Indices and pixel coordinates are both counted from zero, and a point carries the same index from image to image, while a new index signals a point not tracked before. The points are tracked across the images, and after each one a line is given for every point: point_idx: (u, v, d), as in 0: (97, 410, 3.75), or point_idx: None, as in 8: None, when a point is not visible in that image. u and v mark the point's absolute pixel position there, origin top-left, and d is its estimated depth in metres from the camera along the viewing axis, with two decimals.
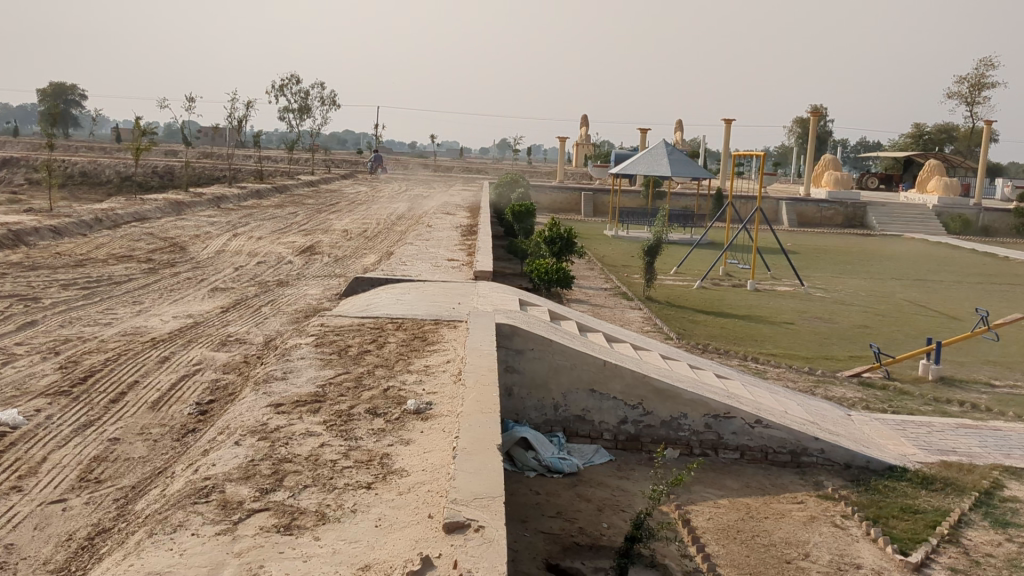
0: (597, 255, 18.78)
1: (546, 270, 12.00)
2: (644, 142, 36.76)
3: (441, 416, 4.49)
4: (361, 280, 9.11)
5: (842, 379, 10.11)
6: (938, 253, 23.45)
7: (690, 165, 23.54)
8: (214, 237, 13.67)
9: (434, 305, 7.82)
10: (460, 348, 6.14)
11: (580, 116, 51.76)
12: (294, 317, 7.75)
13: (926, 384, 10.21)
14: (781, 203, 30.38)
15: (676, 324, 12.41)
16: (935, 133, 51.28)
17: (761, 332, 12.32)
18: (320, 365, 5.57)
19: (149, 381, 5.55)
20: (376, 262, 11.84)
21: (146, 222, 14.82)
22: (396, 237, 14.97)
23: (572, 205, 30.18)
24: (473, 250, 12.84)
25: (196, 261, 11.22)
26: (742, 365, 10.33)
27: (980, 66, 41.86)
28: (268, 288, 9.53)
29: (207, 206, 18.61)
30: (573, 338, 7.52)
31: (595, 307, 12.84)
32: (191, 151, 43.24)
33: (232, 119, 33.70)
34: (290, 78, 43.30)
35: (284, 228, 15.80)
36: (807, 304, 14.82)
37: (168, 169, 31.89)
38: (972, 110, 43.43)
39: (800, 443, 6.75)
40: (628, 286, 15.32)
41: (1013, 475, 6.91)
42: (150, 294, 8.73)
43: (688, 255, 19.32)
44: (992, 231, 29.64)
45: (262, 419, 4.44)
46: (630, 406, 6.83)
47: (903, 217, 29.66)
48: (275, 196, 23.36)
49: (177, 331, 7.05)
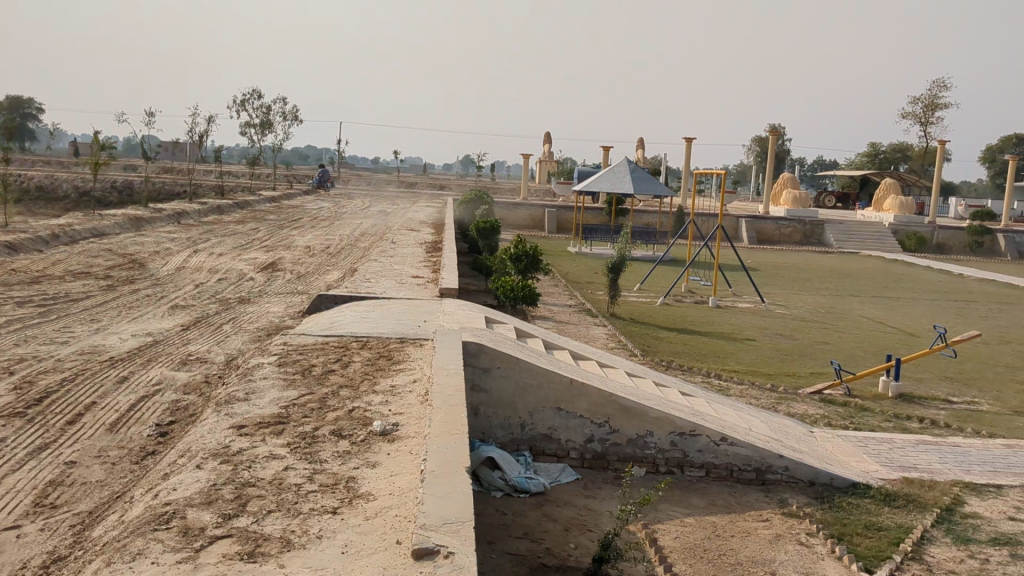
0: (561, 272, 18.81)
1: (511, 287, 11.96)
2: (607, 159, 36.97)
3: (408, 438, 4.43)
4: (324, 297, 9.02)
5: (804, 396, 10.16)
6: (895, 270, 23.79)
7: (652, 182, 23.69)
8: (173, 254, 13.48)
9: (399, 323, 7.75)
10: (426, 367, 6.08)
11: (543, 133, 52.01)
12: (256, 336, 7.64)
13: (886, 401, 10.31)
14: (741, 220, 30.66)
15: (640, 340, 12.44)
16: (890, 152, 52.17)
17: (723, 349, 12.39)
18: (284, 385, 5.48)
19: (107, 402, 5.43)
20: (339, 279, 11.74)
21: (104, 238, 14.58)
22: (359, 254, 14.86)
23: (535, 221, 30.23)
24: (437, 267, 12.78)
25: (155, 278, 11.04)
26: (705, 381, 10.36)
27: (934, 87, 42.70)
28: (230, 305, 9.39)
29: (167, 222, 18.37)
30: (540, 356, 7.49)
31: (559, 323, 12.83)
32: (150, 166, 42.73)
33: (192, 134, 33.38)
34: (252, 93, 43.03)
35: (245, 244, 15.63)
36: (768, 321, 14.93)
37: (126, 184, 31.48)
38: (926, 130, 44.28)
39: (765, 461, 6.77)
40: (592, 303, 15.34)
41: (973, 491, 6.98)
42: (108, 312, 8.57)
43: (650, 271, 19.41)
44: (947, 249, 30.15)
45: (224, 441, 4.35)
46: (597, 425, 6.81)
47: (860, 234, 30.08)
48: (236, 212, 23.10)
49: (136, 350, 6.91)
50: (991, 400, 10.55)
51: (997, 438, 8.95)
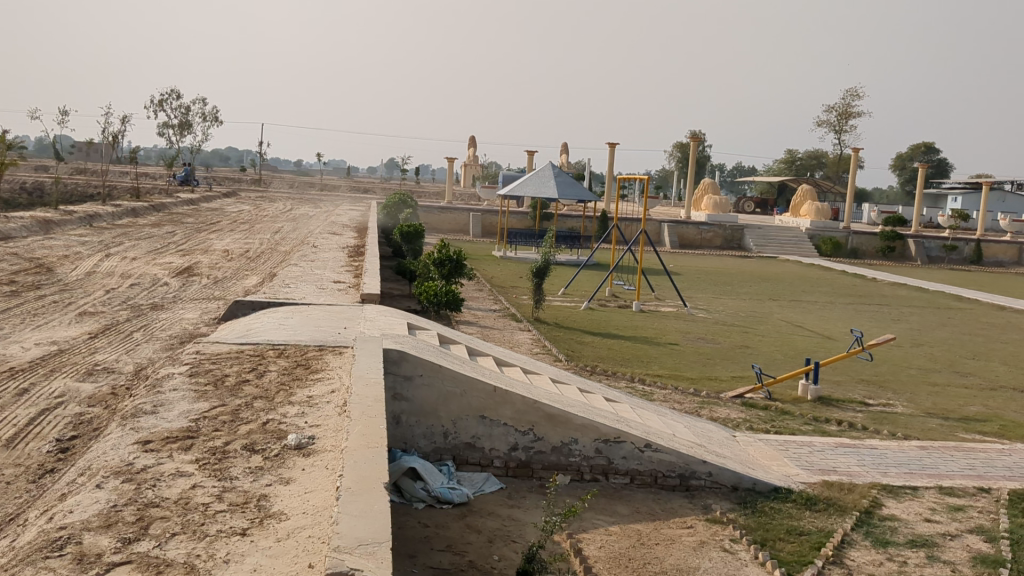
0: (486, 276, 18.73)
1: (434, 292, 11.82)
2: (531, 163, 37.07)
3: (324, 452, 4.26)
4: (241, 303, 8.75)
5: (726, 401, 10.23)
6: (812, 275, 24.31)
7: (577, 187, 23.74)
8: (84, 258, 12.98)
9: (318, 330, 7.54)
10: (345, 376, 5.90)
11: (468, 137, 52.03)
12: (168, 344, 7.36)
13: (805, 404, 10.46)
14: (663, 224, 30.99)
15: (564, 345, 12.42)
16: (807, 158, 53.47)
17: (646, 353, 12.44)
18: (194, 397, 5.24)
19: (5, 416, 5.13)
20: (258, 285, 11.45)
21: (10, 242, 13.99)
22: (280, 258, 14.54)
23: (460, 225, 30.10)
24: (359, 272, 12.58)
25: (64, 283, 10.60)
26: (629, 386, 10.37)
27: (847, 96, 43.92)
28: (142, 312, 9.05)
29: (78, 225, 17.74)
30: (463, 363, 7.35)
31: (483, 328, 12.72)
32: (63, 167, 41.41)
33: (106, 134, 32.42)
34: (170, 92, 42.08)
35: (161, 248, 15.18)
36: (691, 325, 15.05)
37: (36, 185, 30.45)
38: (840, 138, 45.47)
39: (689, 467, 6.75)
40: (516, 307, 15.28)
41: (891, 493, 7.09)
42: (10, 319, 8.17)
43: (574, 275, 19.45)
44: (861, 254, 30.96)
45: (127, 458, 4.12)
46: (521, 433, 6.71)
47: (779, 239, 30.68)
48: (152, 215, 22.45)
49: (40, 360, 6.58)
50: (905, 402, 10.79)
51: (912, 439, 9.13)
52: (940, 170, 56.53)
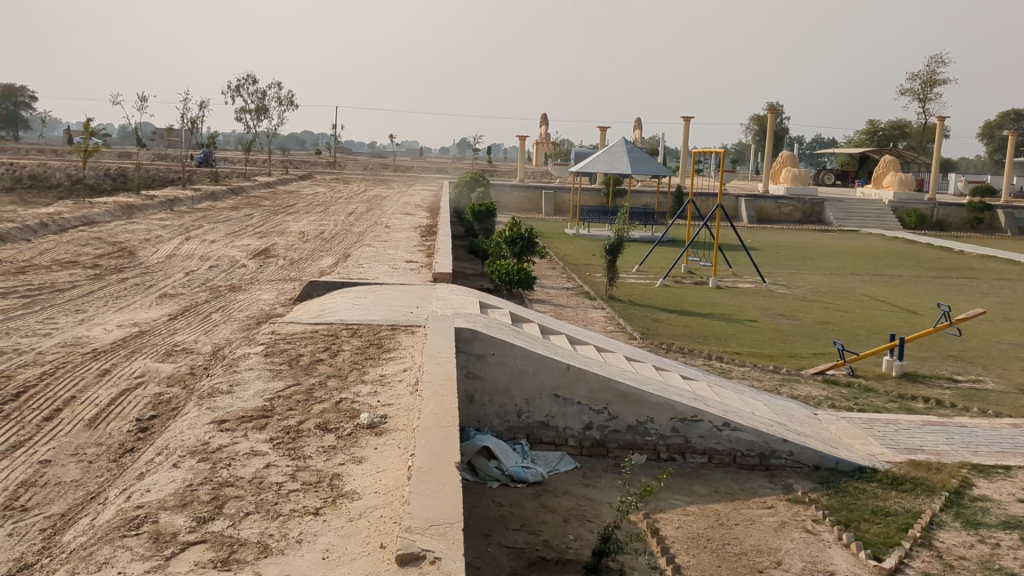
0: (559, 254, 18.62)
1: (507, 270, 11.76)
2: (604, 139, 36.72)
3: (396, 431, 4.24)
4: (316, 284, 8.82)
5: (807, 378, 9.98)
6: (896, 248, 23.59)
7: (650, 162, 23.41)
8: (164, 241, 13.25)
9: (390, 309, 7.55)
10: (417, 355, 5.88)
11: (540, 115, 51.88)
12: (244, 325, 7.44)
13: (890, 380, 10.14)
14: (740, 199, 30.40)
15: (639, 322, 12.25)
16: (889, 129, 51.88)
17: (724, 330, 12.18)
18: (269, 377, 5.28)
19: (88, 396, 5.24)
20: (332, 265, 11.54)
21: (94, 226, 14.38)
22: (354, 239, 14.66)
23: (532, 203, 29.99)
24: (432, 251, 12.58)
25: (146, 266, 10.83)
26: (706, 364, 10.18)
27: (931, 63, 42.41)
28: (220, 293, 9.19)
29: (159, 209, 18.13)
30: (536, 341, 7.28)
31: (557, 307, 12.62)
32: (146, 154, 42.48)
33: (185, 120, 33.07)
34: (246, 77, 42.75)
35: (239, 230, 15.43)
36: (770, 302, 14.71)
37: (119, 171, 31.28)
38: (924, 106, 44.01)
39: (768, 446, 6.57)
40: (590, 285, 15.14)
41: (982, 473, 6.81)
42: (94, 302, 8.37)
43: (649, 252, 19.21)
44: (946, 226, 29.94)
45: (203, 437, 4.16)
46: (595, 412, 6.62)
47: (860, 213, 29.85)
48: (230, 198, 22.87)
49: (121, 341, 6.71)
50: (996, 378, 10.37)
51: (1004, 417, 8.76)
52: None
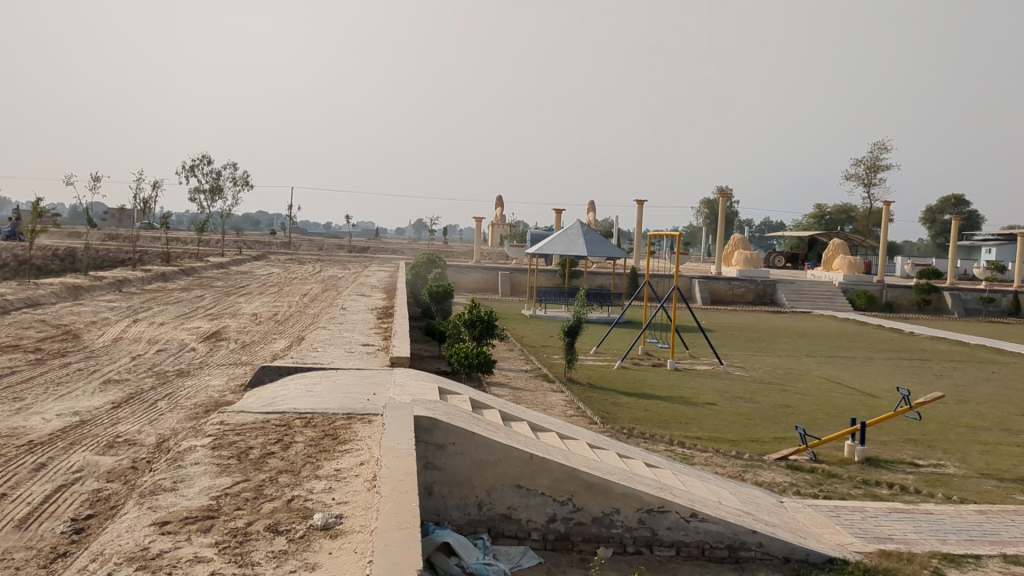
0: (516, 336, 18.43)
1: (465, 353, 11.55)
2: (559, 221, 36.97)
3: (352, 533, 3.98)
4: (268, 369, 8.52)
5: (770, 463, 9.82)
6: (848, 330, 23.80)
7: (606, 244, 23.49)
8: (111, 324, 12.87)
9: (346, 397, 7.26)
10: (374, 447, 5.60)
11: (496, 198, 52.44)
12: (192, 413, 7.11)
13: (853, 466, 10.02)
14: (694, 281, 30.66)
15: (599, 406, 12.04)
16: (836, 213, 53.13)
17: (684, 415, 11.99)
18: (216, 472, 4.97)
19: (19, 493, 4.89)
20: (285, 349, 11.22)
21: (38, 309, 13.92)
22: (309, 321, 14.41)
23: (488, 284, 29.93)
24: (389, 334, 12.37)
25: (91, 350, 10.46)
26: (668, 450, 9.98)
27: (875, 149, 43.65)
28: (168, 379, 8.83)
29: (107, 290, 17.73)
30: (498, 429, 7.03)
31: (516, 390, 12.38)
32: (96, 235, 41.89)
33: (136, 200, 32.70)
34: (201, 158, 42.62)
35: (190, 312, 15.08)
36: (727, 384, 14.60)
37: (67, 251, 30.71)
38: (869, 192, 45.14)
39: (738, 537, 6.33)
40: (549, 368, 14.93)
41: (954, 563, 6.64)
42: (33, 389, 7.98)
43: (607, 334, 19.11)
44: (896, 307, 30.38)
45: (142, 541, 3.85)
46: (559, 503, 6.37)
47: (812, 295, 30.21)
48: (181, 279, 22.46)
49: (59, 432, 6.33)
50: (956, 462, 10.30)
51: (969, 503, 8.65)
52: (971, 223, 55.98)
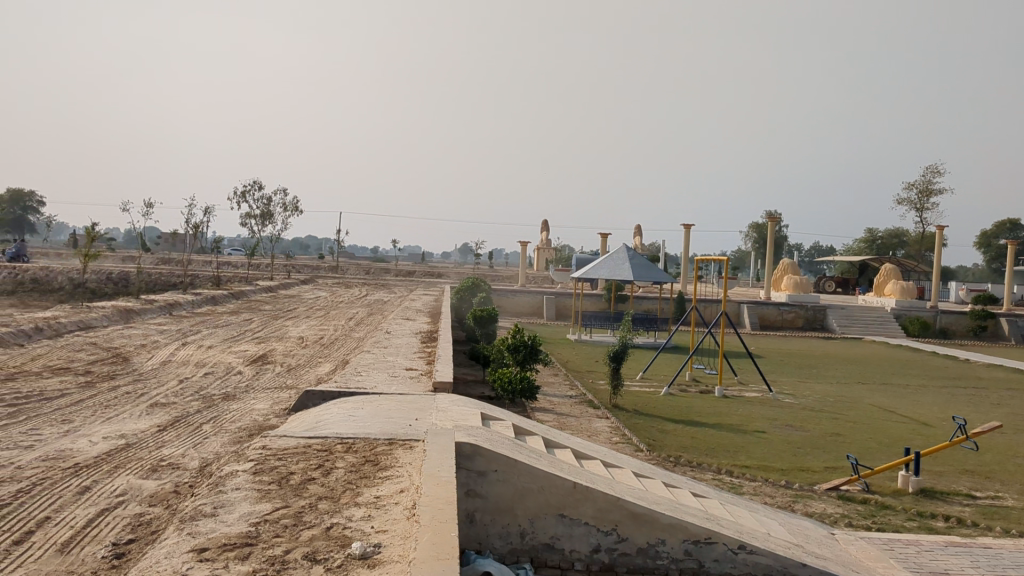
0: (561, 361, 18.32)
1: (509, 379, 11.48)
2: (605, 245, 36.84)
3: (390, 563, 3.92)
4: (312, 394, 8.53)
5: (820, 493, 9.59)
6: (902, 357, 23.30)
7: (652, 268, 23.30)
8: (161, 347, 13.03)
9: (389, 422, 7.22)
10: (415, 474, 5.55)
11: (542, 222, 52.49)
12: (235, 437, 7.12)
13: (907, 497, 9.74)
14: (742, 306, 30.33)
15: (645, 433, 11.88)
16: (887, 237, 52.32)
17: (732, 443, 11.78)
18: (257, 498, 4.96)
19: (64, 516, 4.92)
20: (330, 373, 11.23)
21: (90, 331, 14.15)
22: (354, 345, 14.45)
23: (534, 309, 29.87)
24: (433, 358, 12.34)
25: (139, 373, 10.57)
26: (716, 479, 9.80)
27: (927, 173, 42.92)
28: (214, 403, 8.89)
29: (158, 313, 17.99)
30: (541, 457, 6.94)
31: (560, 416, 12.27)
32: (149, 258, 42.68)
33: (188, 224, 33.23)
34: (252, 184, 43.26)
35: (237, 335, 15.22)
36: (777, 412, 14.32)
37: (121, 274, 31.30)
38: (922, 216, 44.37)
39: (787, 570, 6.14)
40: (594, 394, 14.78)
41: None
42: (82, 411, 8.07)
43: (653, 360, 18.91)
44: (950, 334, 29.72)
45: (180, 568, 3.83)
46: (603, 533, 6.25)
47: (863, 320, 29.69)
48: (230, 302, 22.72)
49: (105, 455, 6.38)
50: (1015, 495, 9.97)
51: None
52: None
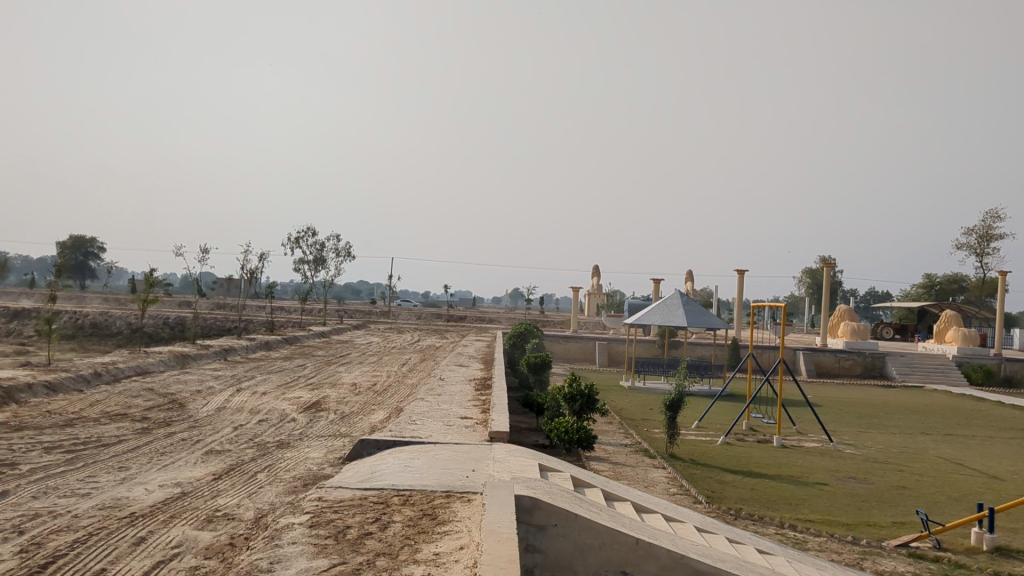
0: (614, 408, 18.08)
1: (565, 429, 11.30)
2: (657, 291, 36.58)
3: None
4: (366, 442, 8.44)
5: (890, 550, 9.20)
6: (966, 406, 22.62)
7: (706, 314, 22.97)
8: (216, 392, 13.10)
9: (445, 473, 7.08)
10: (474, 529, 5.41)
11: (594, 268, 52.45)
12: (290, 487, 7.05)
13: (981, 555, 9.31)
14: (798, 352, 29.82)
15: (704, 484, 11.59)
16: (946, 282, 51.18)
17: (794, 495, 11.43)
18: (314, 553, 4.85)
19: (119, 568, 4.85)
20: (384, 421, 11.16)
21: (147, 377, 14.28)
22: (407, 392, 14.39)
23: (586, 354, 29.62)
24: (487, 406, 12.21)
25: (195, 419, 10.60)
26: (779, 533, 9.48)
27: (987, 217, 42.01)
28: (268, 450, 8.84)
29: (213, 358, 18.12)
30: (601, 510, 6.74)
31: (616, 465, 12.02)
32: (204, 303, 43.34)
33: (243, 269, 33.66)
34: (306, 230, 43.82)
35: (290, 381, 15.25)
36: (839, 463, 13.91)
37: (177, 318, 31.79)
38: (982, 261, 43.37)
39: None
40: (649, 442, 14.48)
41: None
42: (138, 458, 8.07)
43: (709, 408, 18.55)
44: (1016, 382, 28.79)
45: None
46: None
47: (924, 367, 28.94)
48: (284, 348, 22.87)
49: (161, 504, 6.34)
50: None
51: None
52: None
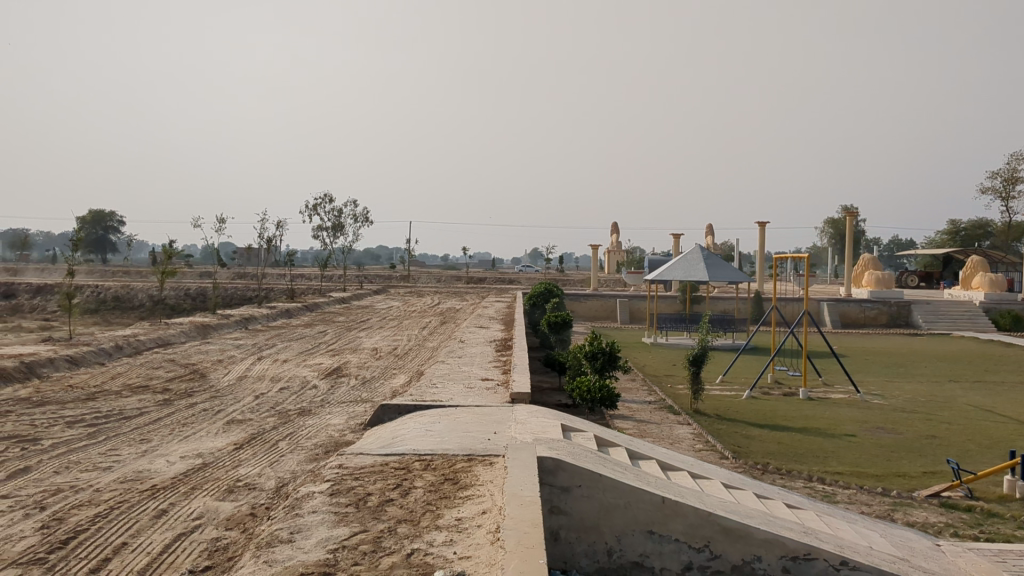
0: (638, 365, 17.95)
1: (588, 388, 11.18)
2: (677, 246, 36.25)
3: None
4: (387, 408, 8.37)
5: (921, 501, 9.05)
6: (994, 352, 22.33)
7: (728, 268, 22.71)
8: (236, 362, 13.07)
9: (466, 437, 6.98)
10: (496, 493, 5.32)
11: (613, 226, 52.13)
12: (312, 455, 6.98)
13: (1014, 503, 9.15)
14: (822, 304, 29.53)
15: (730, 439, 11.47)
16: (970, 228, 50.46)
17: (822, 447, 11.30)
18: (334, 521, 4.77)
19: (140, 542, 4.79)
20: (405, 385, 11.10)
21: (168, 348, 14.28)
22: (428, 355, 14.33)
23: (608, 312, 29.47)
24: (508, 368, 12.12)
25: (216, 389, 10.56)
26: (808, 487, 9.35)
27: (1012, 160, 41.27)
28: (289, 418, 8.77)
29: (233, 327, 18.10)
30: (626, 470, 6.64)
31: (641, 423, 11.91)
32: (225, 273, 43.42)
33: (261, 238, 33.58)
34: (323, 196, 43.67)
35: (311, 348, 15.21)
36: (867, 414, 13.75)
37: (198, 290, 31.84)
38: (1007, 205, 42.71)
39: None
40: (674, 399, 14.35)
41: None
42: (159, 430, 8.04)
43: (733, 362, 18.39)
44: None
45: None
46: (695, 549, 5.92)
47: (950, 315, 28.60)
48: (304, 315, 22.84)
49: (182, 476, 6.30)
50: None
51: None
52: None
